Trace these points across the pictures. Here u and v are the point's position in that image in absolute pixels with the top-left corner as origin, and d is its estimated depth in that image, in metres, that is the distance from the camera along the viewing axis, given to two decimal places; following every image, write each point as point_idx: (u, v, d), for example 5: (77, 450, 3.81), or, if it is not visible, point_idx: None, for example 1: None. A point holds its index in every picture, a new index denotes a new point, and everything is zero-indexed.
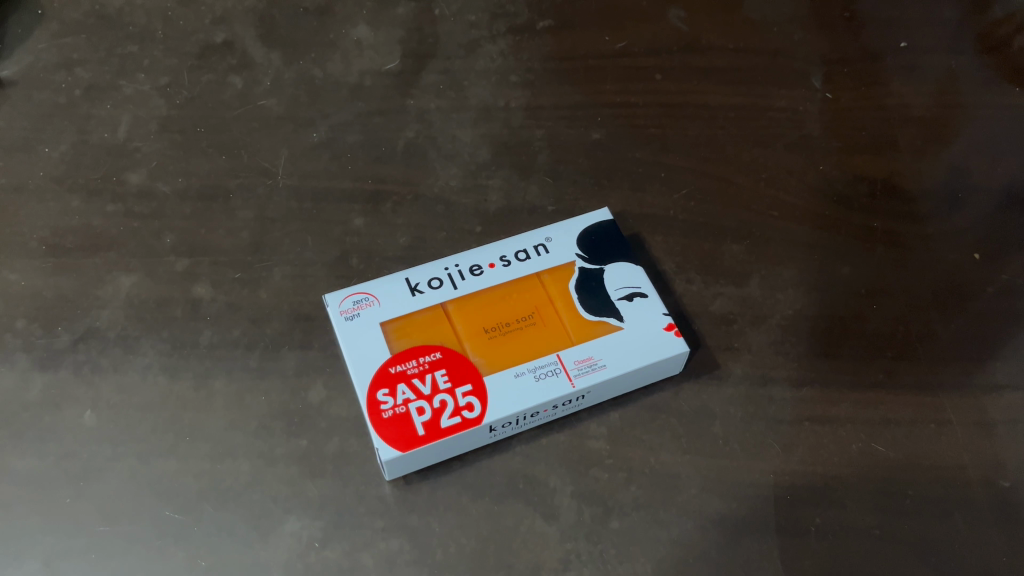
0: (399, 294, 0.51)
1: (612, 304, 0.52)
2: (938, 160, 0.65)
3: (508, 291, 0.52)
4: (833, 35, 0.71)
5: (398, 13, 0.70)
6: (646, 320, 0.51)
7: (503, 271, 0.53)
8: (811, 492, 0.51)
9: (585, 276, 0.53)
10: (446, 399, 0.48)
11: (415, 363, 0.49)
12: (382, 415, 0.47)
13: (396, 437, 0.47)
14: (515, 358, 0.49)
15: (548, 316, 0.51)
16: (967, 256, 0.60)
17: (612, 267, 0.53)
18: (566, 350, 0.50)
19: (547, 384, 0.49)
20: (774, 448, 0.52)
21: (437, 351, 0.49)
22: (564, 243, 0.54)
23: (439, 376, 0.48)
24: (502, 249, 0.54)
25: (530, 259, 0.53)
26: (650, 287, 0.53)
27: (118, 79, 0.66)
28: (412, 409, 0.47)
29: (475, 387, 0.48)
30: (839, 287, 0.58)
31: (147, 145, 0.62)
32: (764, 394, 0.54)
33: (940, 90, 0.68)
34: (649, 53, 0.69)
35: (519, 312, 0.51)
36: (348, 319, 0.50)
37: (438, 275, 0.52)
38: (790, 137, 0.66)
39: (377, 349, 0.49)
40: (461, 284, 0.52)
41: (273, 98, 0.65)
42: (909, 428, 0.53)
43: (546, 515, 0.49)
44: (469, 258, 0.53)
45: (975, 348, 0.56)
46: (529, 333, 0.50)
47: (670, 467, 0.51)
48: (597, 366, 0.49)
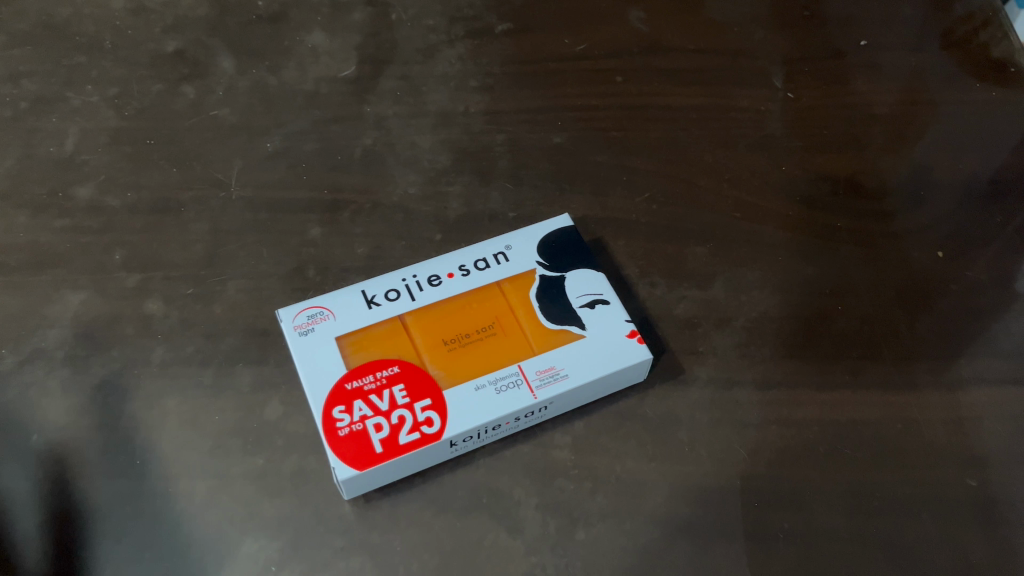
0: (355, 307, 0.50)
1: (573, 311, 0.51)
2: (899, 159, 0.64)
3: (467, 301, 0.51)
4: (792, 34, 0.71)
5: (355, 19, 0.69)
6: (608, 326, 0.50)
7: (462, 280, 0.52)
8: (779, 496, 0.50)
9: (546, 283, 0.52)
10: (404, 414, 0.46)
11: (372, 378, 0.48)
12: (337, 432, 0.46)
13: (354, 455, 0.45)
14: (475, 370, 0.48)
15: (508, 326, 0.50)
16: (930, 254, 0.60)
17: (573, 274, 0.52)
18: (527, 360, 0.49)
19: (508, 397, 0.48)
20: (742, 453, 0.51)
21: (396, 365, 0.48)
22: (524, 250, 0.53)
23: (397, 391, 0.47)
24: (461, 257, 0.53)
25: (490, 268, 0.52)
26: (612, 293, 0.52)
27: (66, 90, 0.64)
28: (370, 425, 0.46)
29: (435, 401, 0.47)
30: (803, 288, 0.58)
31: (96, 158, 0.60)
32: (731, 399, 0.53)
33: (900, 88, 0.68)
34: (610, 55, 0.68)
35: (479, 322, 0.50)
36: (302, 334, 0.49)
37: (395, 286, 0.51)
38: (752, 137, 0.65)
39: (331, 364, 0.48)
40: (419, 295, 0.51)
41: (227, 108, 0.64)
42: (877, 428, 0.53)
43: (510, 529, 0.48)
44: (427, 268, 0.52)
45: (940, 346, 0.56)
46: (489, 344, 0.49)
47: (637, 475, 0.50)
48: (559, 376, 0.48)
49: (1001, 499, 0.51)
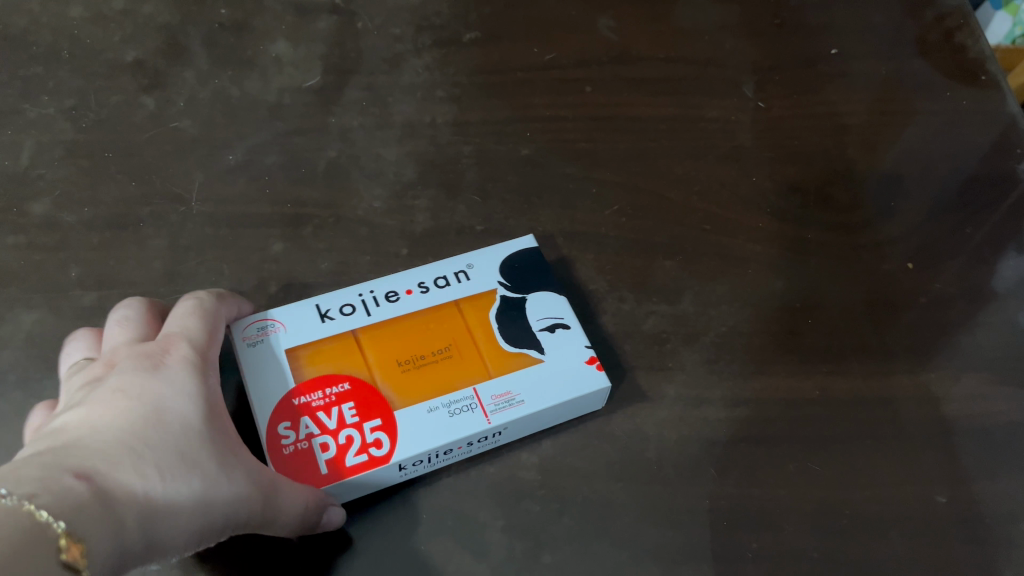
0: (308, 320, 0.49)
1: (533, 334, 0.50)
2: (869, 169, 0.64)
3: (425, 319, 0.50)
4: (763, 42, 0.70)
5: (319, 27, 0.68)
6: (569, 352, 0.50)
7: (420, 297, 0.51)
8: (748, 517, 0.49)
9: (507, 304, 0.51)
10: (352, 434, 0.46)
11: (322, 395, 0.47)
12: (282, 450, 0.45)
13: (296, 473, 0.44)
14: (428, 392, 0.47)
15: (464, 347, 0.49)
16: (900, 266, 0.60)
17: (535, 296, 0.51)
18: (482, 384, 0.48)
19: (460, 420, 0.47)
20: (710, 472, 0.51)
21: (346, 382, 0.47)
22: (487, 269, 0.53)
23: (346, 410, 0.46)
24: (420, 274, 0.52)
25: (449, 286, 0.51)
26: (573, 318, 0.51)
27: (21, 102, 0.62)
28: (316, 444, 0.45)
29: (385, 422, 0.46)
30: (772, 302, 0.57)
31: (52, 172, 0.59)
32: (699, 416, 0.52)
33: (870, 97, 0.68)
34: (579, 65, 0.68)
35: (435, 343, 0.49)
36: (250, 346, 0.48)
37: (351, 301, 0.50)
38: (722, 148, 0.64)
39: (279, 380, 0.47)
40: (375, 311, 0.50)
41: (188, 120, 0.62)
42: (847, 445, 0.52)
43: (475, 553, 0.47)
44: (385, 283, 0.51)
45: (908, 360, 0.56)
46: (444, 365, 0.48)
47: (605, 496, 0.49)
48: (514, 402, 0.47)
49: (970, 515, 0.51)
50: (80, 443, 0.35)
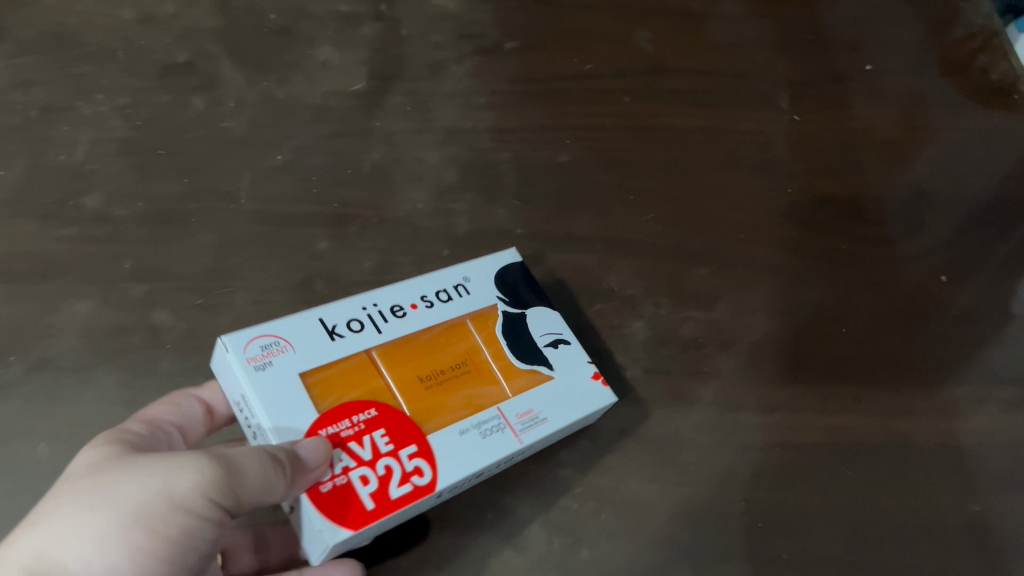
0: (315, 339, 0.43)
1: (539, 351, 0.48)
2: (901, 183, 0.65)
3: (436, 337, 0.47)
4: (793, 58, 0.71)
5: (362, 34, 0.69)
6: (573, 365, 0.48)
7: (426, 312, 0.47)
8: (782, 521, 0.50)
9: (512, 323, 0.48)
10: (390, 464, 0.41)
11: (348, 424, 0.42)
12: (320, 489, 0.40)
13: (342, 515, 0.39)
14: (455, 415, 0.44)
15: (478, 364, 0.47)
16: (932, 278, 0.61)
17: (535, 310, 0.49)
18: (506, 402, 0.45)
19: (497, 441, 0.44)
20: (744, 475, 0.52)
21: (372, 409, 0.43)
22: (484, 283, 0.49)
23: (379, 437, 0.42)
24: (418, 288, 0.48)
25: (451, 301, 0.48)
26: (571, 333, 0.49)
27: (75, 99, 0.63)
28: (355, 478, 0.41)
29: (421, 448, 0.42)
30: (805, 312, 0.58)
31: (105, 168, 0.61)
32: (733, 420, 0.53)
33: (900, 113, 0.69)
34: (615, 75, 0.69)
35: (450, 359, 0.46)
36: (260, 370, 0.41)
37: (357, 316, 0.45)
38: (756, 159, 0.66)
39: (300, 410, 0.41)
40: (386, 327, 0.45)
41: (235, 120, 0.64)
42: (879, 454, 0.53)
43: (514, 546, 0.48)
44: (387, 296, 0.47)
45: (938, 373, 0.56)
46: (462, 385, 0.45)
47: (641, 495, 0.51)
48: (540, 419, 0.45)
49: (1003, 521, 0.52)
50: None
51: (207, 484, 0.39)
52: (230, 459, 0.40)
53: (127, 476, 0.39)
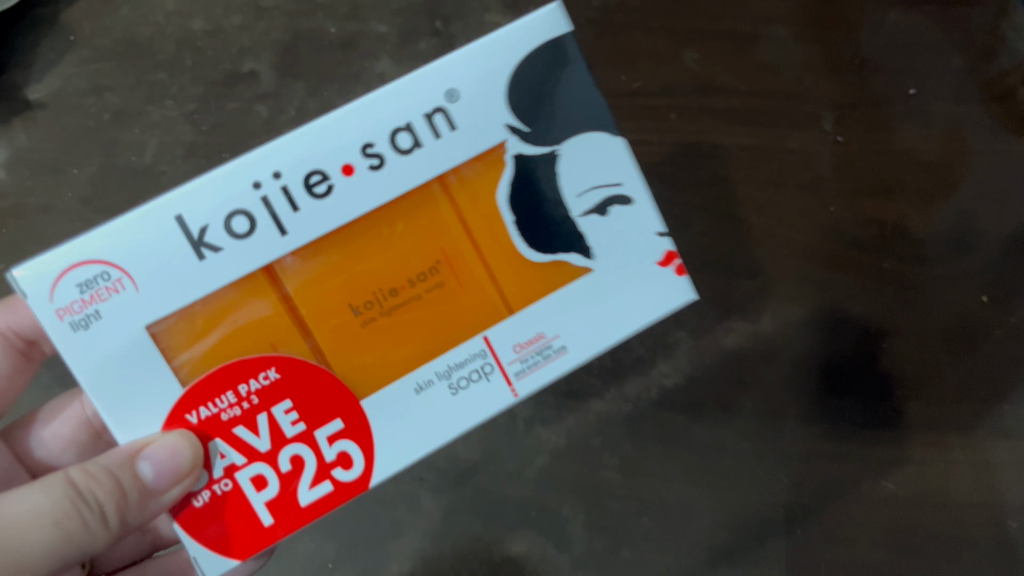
0: (178, 258, 0.37)
1: (574, 225, 0.41)
2: (948, 208, 0.65)
3: (391, 227, 0.39)
4: (842, 80, 0.67)
5: (420, 49, 0.69)
6: (632, 231, 0.42)
7: (362, 181, 0.38)
8: (822, 529, 0.59)
9: (544, 170, 0.41)
10: (302, 454, 0.39)
11: (233, 399, 0.38)
12: (193, 505, 0.38)
13: (227, 536, 0.39)
14: (410, 360, 0.40)
15: (454, 264, 0.40)
16: (975, 298, 0.63)
17: (568, 145, 0.41)
18: (494, 331, 0.41)
19: (471, 395, 0.41)
20: (785, 482, 0.60)
21: (274, 368, 0.38)
22: (477, 91, 0.40)
23: (281, 412, 0.39)
24: (363, 131, 0.38)
25: (398, 159, 0.38)
26: (631, 178, 0.42)
27: (146, 104, 0.67)
28: (248, 482, 0.39)
29: (349, 426, 0.40)
30: (847, 326, 0.62)
31: (173, 169, 0.66)
32: (775, 431, 0.60)
33: (945, 137, 0.67)
34: (662, 92, 0.67)
35: (415, 265, 0.39)
36: (82, 330, 0.37)
37: (245, 210, 0.38)
38: (802, 178, 0.66)
39: (157, 383, 0.38)
40: (290, 224, 0.38)
41: (298, 128, 0.67)
42: (920, 466, 0.60)
43: (557, 543, 0.59)
44: (298, 170, 0.38)
45: (982, 390, 0.61)
46: (425, 305, 0.40)
47: (682, 499, 0.59)
48: (556, 351, 0.41)
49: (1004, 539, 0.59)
50: None
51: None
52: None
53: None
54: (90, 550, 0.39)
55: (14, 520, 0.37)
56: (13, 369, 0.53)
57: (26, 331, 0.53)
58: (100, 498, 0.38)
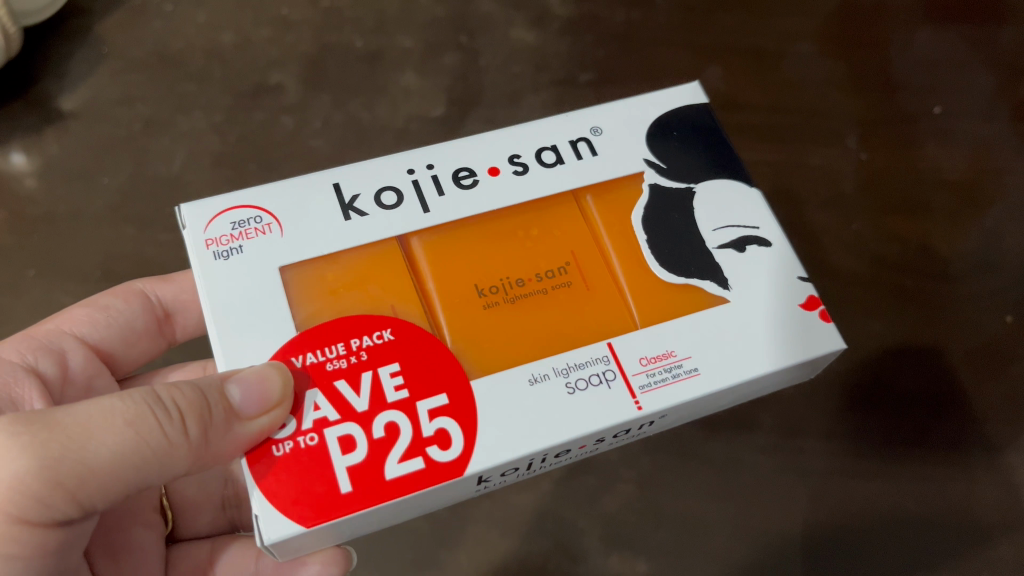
0: (326, 216, 0.42)
1: (710, 256, 0.44)
2: (972, 229, 0.65)
3: (527, 232, 0.44)
4: (866, 99, 0.71)
5: (445, 63, 0.71)
6: (763, 272, 0.43)
7: (506, 180, 0.45)
8: (845, 550, 0.54)
9: (672, 199, 0.45)
10: (398, 424, 0.38)
11: (342, 351, 0.39)
12: (275, 452, 0.37)
13: (302, 500, 0.37)
14: (527, 338, 0.41)
15: (583, 266, 0.43)
16: (1000, 320, 0.62)
17: (703, 186, 0.46)
18: (620, 336, 0.41)
19: (586, 398, 0.40)
20: (803, 498, 0.56)
21: (389, 329, 0.40)
22: (615, 132, 0.47)
23: (385, 373, 0.39)
24: (512, 147, 0.46)
25: (535, 169, 0.45)
26: (767, 229, 0.45)
27: (176, 115, 0.68)
28: (335, 442, 0.38)
29: (453, 402, 0.39)
30: (869, 343, 0.61)
31: (199, 178, 0.65)
32: (796, 446, 0.58)
33: (970, 155, 0.68)
34: None
35: (546, 264, 0.43)
36: (221, 259, 0.41)
37: (398, 188, 0.44)
38: (825, 195, 0.67)
39: (263, 322, 0.40)
40: (434, 204, 0.43)
41: (322, 139, 0.67)
42: (943, 486, 0.56)
43: (573, 559, 0.54)
44: (458, 162, 0.45)
45: (1011, 413, 0.58)
46: (550, 296, 0.42)
47: (697, 514, 0.55)
48: (686, 368, 0.41)
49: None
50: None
51: (43, 481, 0.35)
52: (60, 439, 0.35)
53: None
54: (167, 462, 0.37)
55: (85, 425, 0.35)
56: (145, 331, 0.54)
57: (171, 301, 0.55)
58: (179, 406, 0.37)
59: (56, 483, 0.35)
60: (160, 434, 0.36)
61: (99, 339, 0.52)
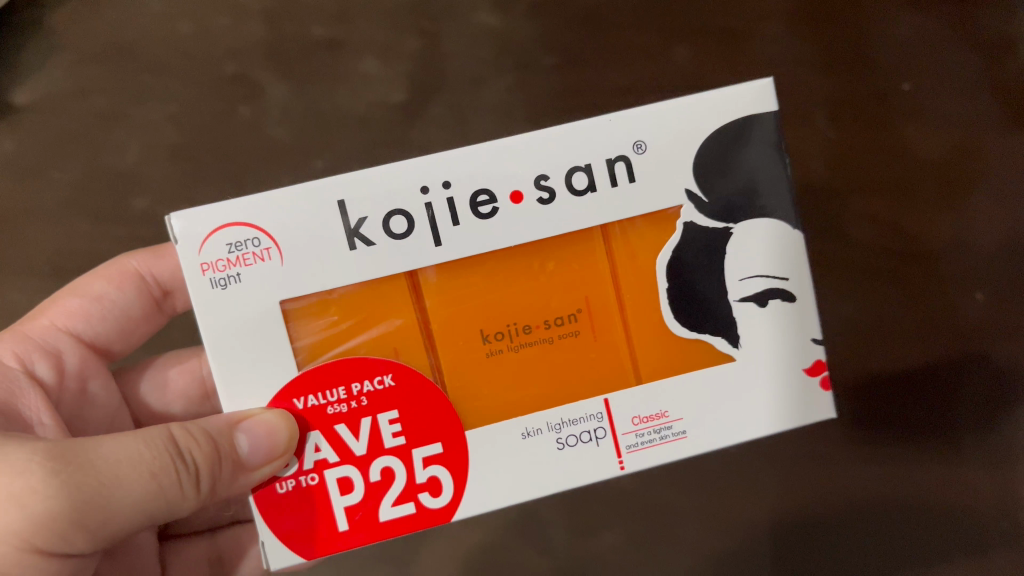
0: (329, 247, 0.36)
1: (727, 309, 0.39)
2: (943, 213, 0.65)
3: (542, 264, 0.38)
4: (841, 77, 0.66)
5: (408, 49, 0.67)
6: (780, 334, 0.39)
7: (533, 211, 0.37)
8: (810, 535, 0.62)
9: (706, 244, 0.39)
10: (393, 467, 0.37)
11: (342, 394, 0.37)
12: (275, 491, 0.37)
13: (303, 537, 0.37)
14: (530, 393, 0.38)
15: (598, 311, 0.39)
16: (971, 299, 0.65)
17: (746, 223, 0.39)
18: (620, 394, 0.39)
19: (574, 455, 0.39)
20: (772, 486, 0.63)
21: (389, 375, 0.37)
22: (665, 148, 0.38)
23: (384, 420, 0.37)
24: (543, 163, 0.37)
25: (574, 198, 0.37)
26: (797, 281, 0.40)
27: (130, 106, 0.66)
28: (333, 482, 0.37)
29: (447, 451, 0.38)
30: (839, 327, 0.65)
31: (155, 172, 0.65)
32: (763, 431, 0.63)
33: (949, 134, 0.66)
34: (657, 90, 0.66)
35: (557, 309, 0.38)
36: (219, 289, 0.36)
37: (407, 212, 0.37)
38: (796, 176, 0.65)
39: (265, 366, 0.37)
40: (448, 240, 0.37)
41: (282, 129, 0.66)
42: (910, 465, 0.63)
43: (540, 547, 0.61)
44: (479, 179, 0.37)
45: (980, 390, 0.64)
46: (558, 346, 0.38)
47: (662, 500, 0.62)
48: (674, 433, 0.39)
49: (992, 536, 0.62)
50: None
51: (61, 522, 0.33)
52: (91, 482, 0.33)
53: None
54: (175, 513, 0.35)
55: (114, 469, 0.33)
56: (142, 317, 0.51)
57: (168, 281, 0.50)
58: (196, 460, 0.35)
59: (76, 527, 0.33)
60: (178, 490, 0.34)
61: (94, 334, 0.49)
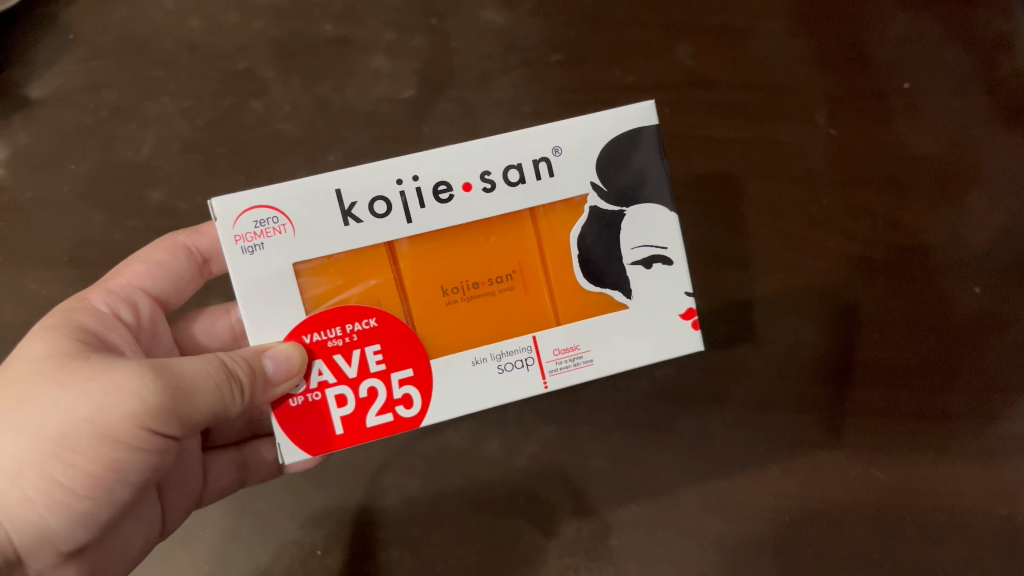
0: (327, 219, 0.40)
1: (622, 271, 0.43)
2: (937, 213, 0.67)
3: (486, 234, 0.42)
4: (841, 75, 0.67)
5: (415, 45, 0.68)
6: (661, 291, 0.43)
7: (481, 198, 0.41)
8: (811, 521, 0.65)
9: (609, 226, 0.42)
10: (376, 387, 0.41)
11: (339, 333, 0.41)
12: (290, 404, 0.41)
13: (309, 439, 0.41)
14: (478, 335, 0.42)
15: (530, 274, 0.43)
16: (970, 291, 0.66)
17: (637, 211, 0.43)
18: (546, 333, 0.43)
19: (511, 380, 0.42)
20: (773, 475, 0.65)
21: (373, 317, 0.41)
22: (582, 151, 0.42)
23: (370, 351, 0.41)
24: (487, 158, 0.41)
25: (520, 186, 0.41)
26: (676, 250, 0.43)
27: (143, 100, 0.67)
28: (331, 397, 0.41)
29: (418, 374, 0.41)
30: (843, 322, 0.66)
31: (168, 164, 0.67)
32: (763, 419, 0.66)
33: (945, 130, 0.67)
34: (661, 86, 0.68)
35: (497, 268, 0.42)
36: (248, 255, 0.40)
37: (387, 194, 0.40)
38: (796, 171, 0.67)
39: (283, 320, 0.40)
40: (420, 215, 0.40)
41: (292, 122, 0.67)
42: (909, 455, 0.65)
43: (546, 531, 0.64)
44: (440, 168, 0.41)
45: (981, 380, 0.65)
46: (501, 301, 0.42)
47: (666, 487, 0.65)
48: (581, 361, 0.43)
49: (990, 525, 0.64)
50: (98, 435, 0.38)
51: (166, 411, 0.38)
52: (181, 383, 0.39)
53: (54, 399, 0.38)
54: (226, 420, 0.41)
55: (193, 378, 0.39)
56: (191, 281, 0.54)
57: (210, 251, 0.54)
58: None
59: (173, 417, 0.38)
60: (240, 397, 0.40)
61: (158, 292, 0.52)
